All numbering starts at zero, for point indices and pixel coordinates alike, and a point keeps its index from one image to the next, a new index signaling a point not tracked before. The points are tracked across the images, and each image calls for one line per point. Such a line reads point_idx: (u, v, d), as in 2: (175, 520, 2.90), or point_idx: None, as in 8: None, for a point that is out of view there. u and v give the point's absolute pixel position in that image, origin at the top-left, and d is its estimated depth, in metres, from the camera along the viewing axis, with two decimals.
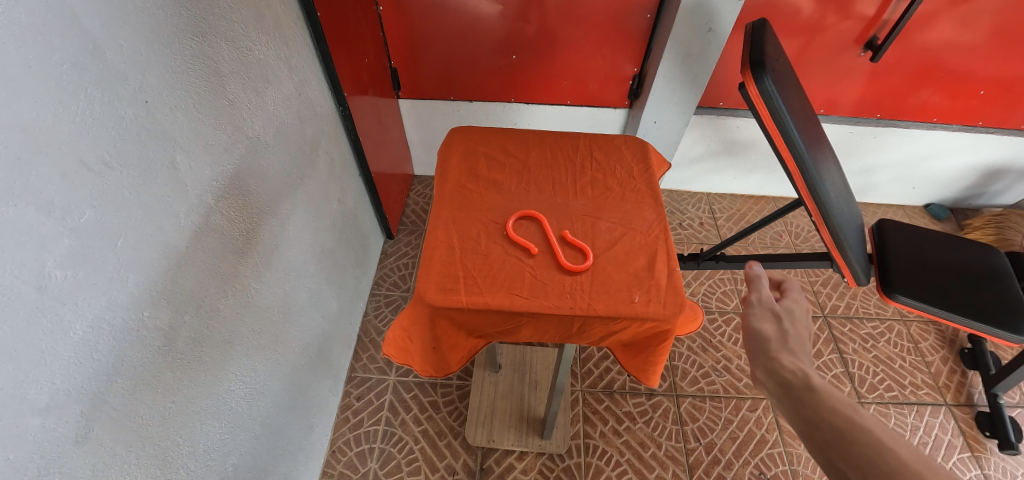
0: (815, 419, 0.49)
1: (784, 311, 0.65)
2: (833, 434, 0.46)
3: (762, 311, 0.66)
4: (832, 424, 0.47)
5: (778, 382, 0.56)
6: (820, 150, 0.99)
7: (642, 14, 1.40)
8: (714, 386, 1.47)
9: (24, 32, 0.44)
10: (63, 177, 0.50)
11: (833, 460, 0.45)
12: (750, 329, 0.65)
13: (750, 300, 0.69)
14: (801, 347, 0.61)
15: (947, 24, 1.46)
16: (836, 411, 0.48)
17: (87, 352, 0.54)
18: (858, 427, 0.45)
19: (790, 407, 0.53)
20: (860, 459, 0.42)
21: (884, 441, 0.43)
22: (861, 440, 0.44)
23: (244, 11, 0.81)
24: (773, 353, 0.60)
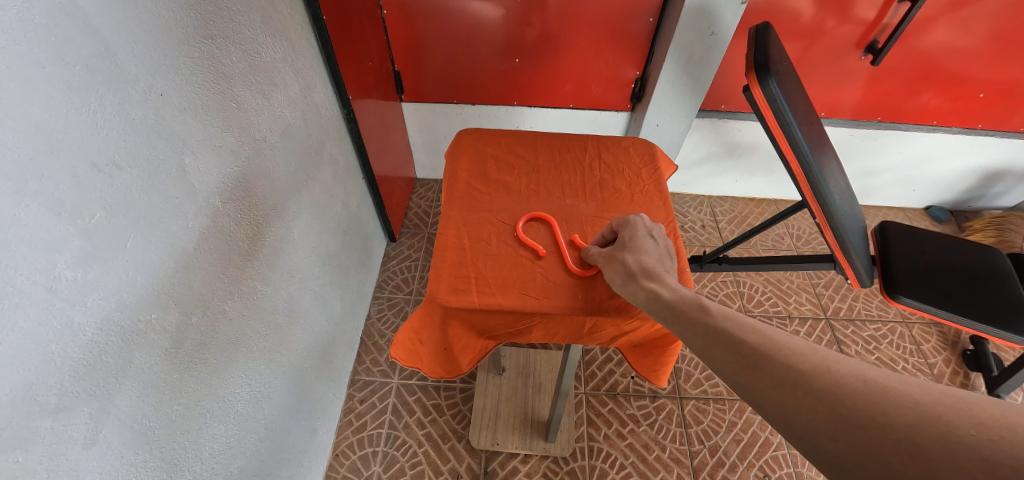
0: (713, 334, 0.51)
1: (649, 246, 0.70)
2: (732, 342, 0.48)
3: (635, 249, 0.70)
4: (729, 335, 0.49)
5: (668, 307, 0.59)
6: (825, 152, 1.00)
7: (644, 18, 1.41)
8: (718, 389, 1.46)
9: (34, 33, 0.45)
10: (73, 178, 0.50)
11: (732, 363, 0.47)
12: (625, 266, 0.69)
13: (617, 242, 0.73)
14: (667, 273, 0.66)
15: (947, 27, 1.47)
16: (729, 324, 0.51)
17: (95, 354, 0.54)
18: (752, 333, 0.48)
19: (689, 328, 0.55)
20: (760, 357, 0.45)
21: (776, 338, 0.46)
22: (755, 342, 0.47)
23: (252, 14, 0.82)
24: (654, 285, 0.63)
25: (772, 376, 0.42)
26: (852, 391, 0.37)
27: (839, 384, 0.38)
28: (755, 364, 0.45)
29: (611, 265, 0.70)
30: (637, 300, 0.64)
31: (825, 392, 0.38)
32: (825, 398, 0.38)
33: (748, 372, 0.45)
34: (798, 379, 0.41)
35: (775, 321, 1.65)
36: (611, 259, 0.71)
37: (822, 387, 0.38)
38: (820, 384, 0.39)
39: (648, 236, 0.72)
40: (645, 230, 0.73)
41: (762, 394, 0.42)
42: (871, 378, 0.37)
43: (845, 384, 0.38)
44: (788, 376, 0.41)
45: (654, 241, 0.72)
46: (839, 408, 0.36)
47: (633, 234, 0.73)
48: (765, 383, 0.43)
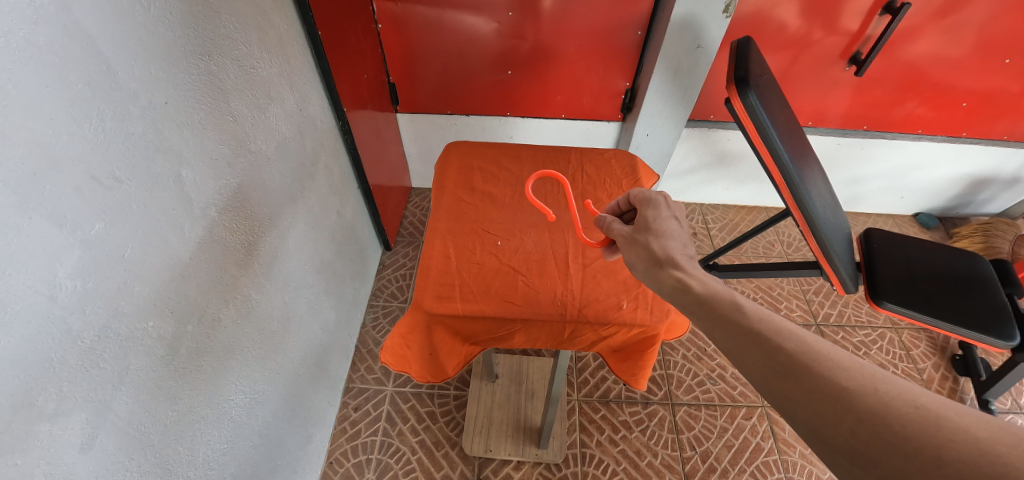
0: (744, 333, 0.50)
1: (673, 228, 0.67)
2: (766, 345, 0.47)
3: (659, 231, 0.67)
4: (763, 337, 0.48)
5: (695, 298, 0.57)
6: (804, 163, 1.02)
7: (633, 31, 1.45)
8: (710, 395, 1.48)
9: (38, 53, 0.47)
10: (75, 191, 0.52)
11: (767, 367, 0.46)
12: (647, 249, 0.66)
13: (638, 222, 0.70)
14: (691, 259, 0.64)
15: (928, 39, 1.51)
16: (763, 323, 0.50)
17: (93, 361, 0.55)
18: (790, 337, 0.47)
19: (715, 321, 0.53)
20: (799, 365, 0.44)
21: (817, 346, 0.45)
22: (794, 348, 0.46)
23: (249, 30, 0.84)
24: (681, 274, 0.60)
25: (811, 387, 0.42)
26: (902, 417, 0.37)
27: (888, 408, 0.38)
28: (793, 372, 0.44)
29: (632, 248, 0.68)
30: (660, 288, 0.62)
31: (870, 414, 0.38)
32: (872, 420, 0.38)
33: (784, 378, 0.44)
34: (842, 395, 0.41)
35: None
36: (633, 241, 0.68)
37: (869, 408, 0.39)
38: (867, 404, 0.39)
39: (673, 218, 0.69)
40: (669, 210, 0.70)
41: (798, 404, 0.42)
42: (922, 406, 0.38)
43: (894, 408, 0.38)
44: (831, 391, 0.41)
45: (678, 221, 0.69)
46: (886, 434, 0.37)
47: (656, 213, 0.69)
48: (802, 393, 0.43)
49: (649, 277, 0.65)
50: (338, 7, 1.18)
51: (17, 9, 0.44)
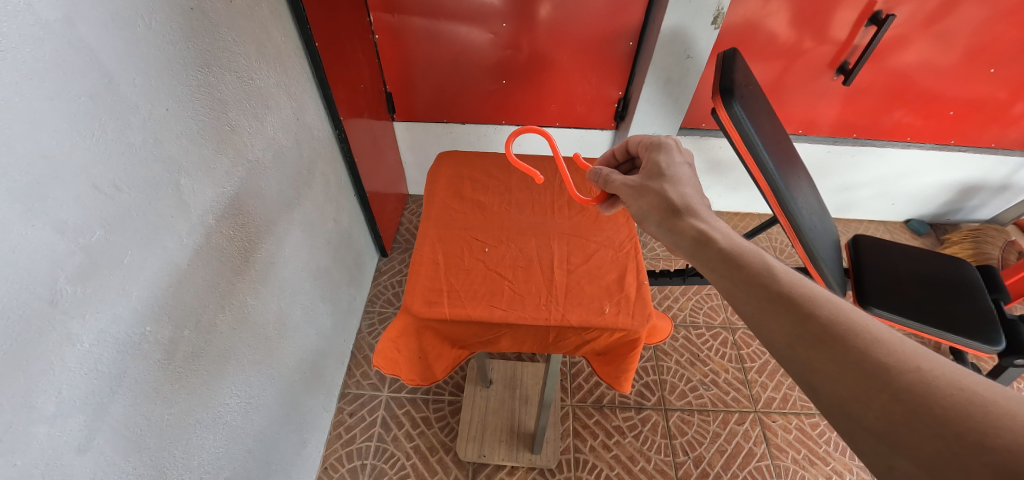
0: (774, 298, 0.52)
1: (685, 176, 0.73)
2: (799, 313, 0.49)
3: (672, 180, 0.73)
4: (796, 304, 0.50)
5: (718, 253, 0.61)
6: (790, 171, 1.05)
7: (625, 41, 1.48)
8: (702, 400, 1.49)
9: (43, 68, 0.49)
10: (76, 199, 0.54)
11: (798, 336, 0.48)
12: (663, 199, 0.71)
13: (651, 170, 0.76)
14: (705, 208, 0.69)
15: (914, 49, 1.54)
16: (794, 290, 0.52)
17: (92, 365, 0.57)
18: (824, 306, 0.49)
19: (743, 283, 0.56)
20: (833, 336, 0.46)
21: (852, 319, 0.47)
22: (827, 319, 0.48)
23: (247, 43, 0.87)
24: (703, 226, 0.65)
25: (845, 360, 0.44)
26: (943, 396, 0.39)
27: (928, 387, 0.40)
28: (827, 342, 0.46)
29: (648, 196, 0.73)
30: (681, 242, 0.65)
31: (908, 392, 0.40)
32: (909, 397, 0.40)
33: (815, 348, 0.46)
34: (878, 371, 0.42)
35: None
36: (647, 190, 0.73)
37: (908, 386, 0.40)
38: (904, 382, 0.41)
39: (684, 164, 0.76)
40: (678, 160, 0.77)
41: (829, 376, 0.45)
42: (966, 388, 0.39)
43: (936, 388, 0.39)
44: (866, 365, 0.43)
45: (688, 167, 0.76)
46: (924, 413, 0.38)
47: (668, 162, 0.76)
48: (834, 365, 0.44)
49: (667, 231, 0.69)
50: (335, 18, 1.21)
51: (24, 27, 0.47)
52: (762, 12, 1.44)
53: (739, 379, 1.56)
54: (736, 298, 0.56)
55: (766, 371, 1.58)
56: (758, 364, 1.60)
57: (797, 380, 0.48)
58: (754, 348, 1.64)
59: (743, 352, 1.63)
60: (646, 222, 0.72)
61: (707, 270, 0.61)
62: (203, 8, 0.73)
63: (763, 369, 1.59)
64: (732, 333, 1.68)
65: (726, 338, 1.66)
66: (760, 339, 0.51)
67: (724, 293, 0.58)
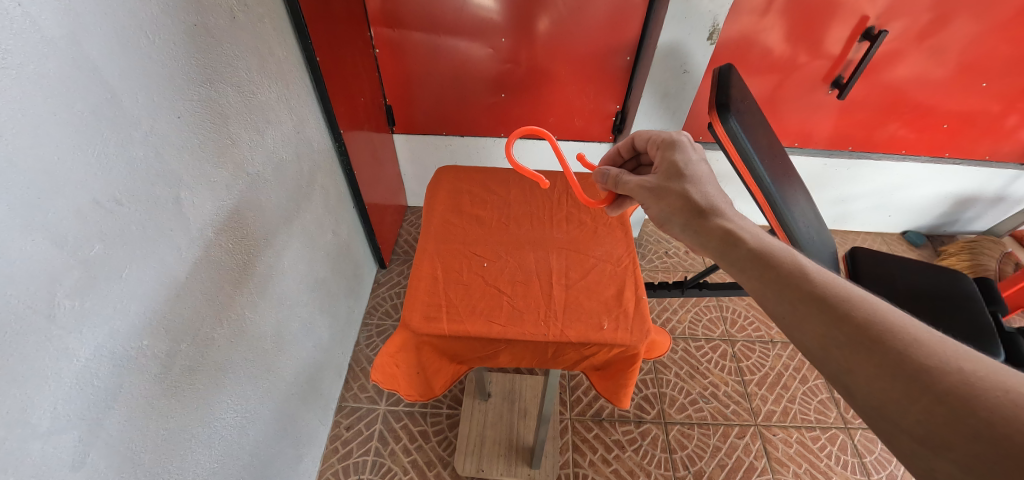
0: (807, 299, 0.53)
1: (703, 174, 0.74)
2: (835, 313, 0.51)
3: (691, 178, 0.74)
4: (831, 306, 0.52)
5: (747, 253, 0.62)
6: (787, 184, 1.05)
7: (622, 56, 1.50)
8: (702, 413, 1.48)
9: (45, 83, 0.49)
10: (76, 214, 0.54)
11: (835, 338, 0.50)
12: (686, 199, 0.71)
13: (669, 170, 0.76)
14: (727, 206, 0.70)
15: (907, 64, 1.56)
16: (828, 291, 0.53)
17: (88, 379, 0.57)
18: (860, 307, 0.51)
19: (775, 284, 0.57)
20: (871, 338, 0.48)
21: (889, 319, 0.49)
22: (864, 320, 0.49)
23: (250, 58, 0.88)
24: (730, 226, 0.66)
25: (884, 363, 0.46)
26: (988, 398, 0.40)
27: (970, 389, 0.41)
28: (865, 344, 0.47)
29: (669, 197, 0.74)
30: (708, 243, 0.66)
31: (950, 395, 0.42)
32: (952, 400, 0.41)
33: (853, 350, 0.48)
34: (919, 373, 0.44)
35: (757, 346, 1.68)
36: (668, 190, 0.74)
37: (949, 389, 0.42)
38: (945, 385, 0.42)
39: (701, 161, 0.77)
40: (693, 157, 0.77)
41: (867, 379, 0.46)
42: (1011, 390, 0.40)
43: (979, 391, 0.41)
44: (906, 367, 0.45)
45: (705, 162, 0.77)
46: (967, 415, 0.40)
47: (685, 160, 0.77)
48: (872, 368, 0.46)
49: (692, 232, 0.70)
50: (336, 33, 1.22)
51: (28, 44, 0.47)
52: (757, 27, 1.46)
53: (738, 391, 1.55)
54: (767, 299, 0.57)
55: (766, 384, 1.57)
56: (758, 377, 1.59)
57: (833, 381, 0.50)
58: (753, 360, 1.64)
59: (742, 365, 1.62)
60: (669, 223, 0.74)
61: (736, 270, 0.63)
62: (206, 25, 0.74)
63: (762, 381, 1.58)
64: (731, 346, 1.67)
65: (725, 350, 1.66)
66: (795, 341, 0.53)
67: (755, 294, 0.60)
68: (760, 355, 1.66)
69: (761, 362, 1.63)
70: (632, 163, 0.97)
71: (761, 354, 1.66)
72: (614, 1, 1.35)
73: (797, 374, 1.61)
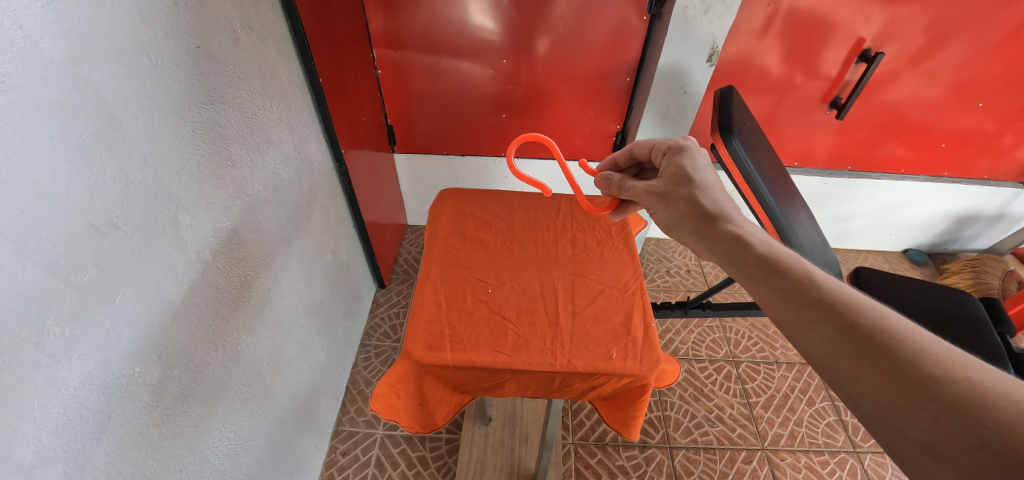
0: (814, 305, 0.52)
1: (711, 180, 0.73)
2: (841, 320, 0.50)
3: (700, 184, 0.73)
4: (837, 312, 0.50)
5: (754, 258, 0.61)
6: (791, 206, 1.05)
7: (622, 77, 1.51)
8: (708, 437, 1.45)
9: (43, 106, 0.48)
10: (71, 237, 0.53)
11: (840, 344, 0.48)
12: (695, 205, 0.71)
13: (676, 175, 0.75)
14: (735, 211, 0.69)
15: (905, 84, 1.58)
16: (835, 297, 0.52)
17: (77, 408, 0.55)
18: (867, 315, 0.49)
19: (781, 290, 0.56)
20: (877, 346, 0.46)
21: (896, 327, 0.47)
22: (871, 328, 0.48)
23: (253, 79, 0.88)
24: (737, 230, 0.65)
25: (889, 370, 0.45)
26: (994, 408, 0.39)
27: (977, 399, 0.40)
28: (871, 351, 0.46)
29: (677, 202, 0.73)
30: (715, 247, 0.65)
31: (957, 404, 0.40)
32: (958, 409, 0.40)
33: (858, 357, 0.47)
34: (925, 382, 0.43)
35: (762, 367, 1.65)
36: (676, 195, 0.73)
37: (955, 398, 0.40)
38: (952, 394, 0.41)
39: (709, 167, 0.76)
40: (701, 163, 0.77)
41: (871, 386, 0.45)
42: (1019, 400, 0.38)
43: (987, 400, 0.39)
44: (911, 375, 0.43)
45: (712, 169, 0.76)
46: (973, 425, 0.39)
47: (692, 165, 0.76)
48: (877, 375, 0.45)
49: (700, 237, 0.69)
50: (339, 55, 1.23)
51: (28, 67, 0.47)
52: (755, 49, 1.48)
53: (744, 414, 1.51)
54: (772, 304, 0.56)
55: (772, 406, 1.54)
56: (763, 399, 1.56)
57: (837, 388, 0.49)
58: (758, 382, 1.61)
59: (747, 386, 1.59)
60: (677, 229, 0.72)
61: (742, 275, 0.62)
62: (210, 47, 0.74)
63: (768, 404, 1.55)
64: (736, 367, 1.64)
65: (730, 371, 1.63)
66: (799, 347, 0.52)
67: (760, 299, 0.58)
68: (765, 376, 1.63)
69: (766, 384, 1.60)
70: (635, 169, 0.96)
71: (766, 375, 1.63)
72: (614, 24, 1.37)
73: (803, 396, 1.58)
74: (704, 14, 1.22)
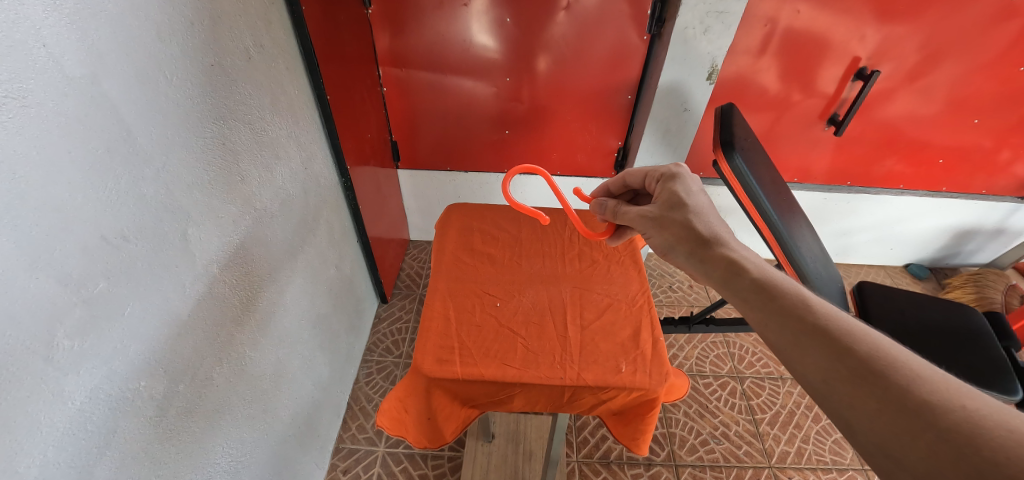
0: (810, 331, 0.53)
1: (704, 205, 0.75)
2: (836, 346, 0.50)
3: (693, 209, 0.74)
4: (833, 338, 0.51)
5: (750, 284, 0.61)
6: (793, 221, 1.06)
7: (623, 95, 1.54)
8: (713, 455, 1.43)
9: (62, 120, 0.49)
10: (82, 251, 0.53)
11: (836, 371, 0.49)
12: (689, 230, 0.71)
13: (669, 201, 0.76)
14: (729, 236, 0.70)
15: (901, 101, 1.60)
16: (831, 323, 0.53)
17: (81, 423, 0.54)
18: (862, 341, 0.50)
19: (777, 316, 0.56)
20: (873, 373, 0.47)
21: (891, 354, 0.48)
22: (866, 355, 0.48)
23: (263, 96, 0.90)
24: (732, 255, 0.66)
25: (885, 397, 0.45)
26: (990, 437, 0.39)
27: (973, 427, 0.40)
28: (867, 378, 0.47)
29: (671, 227, 0.73)
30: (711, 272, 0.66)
31: (953, 432, 0.40)
32: (954, 438, 0.40)
33: (854, 384, 0.47)
34: (921, 410, 0.43)
35: (767, 383, 1.64)
36: (671, 220, 0.74)
37: (952, 427, 0.40)
38: (947, 423, 0.41)
39: (701, 193, 0.77)
40: (693, 188, 0.78)
41: (868, 413, 0.45)
42: (1015, 429, 0.38)
43: (982, 429, 0.39)
44: (907, 402, 0.44)
45: (705, 195, 0.77)
46: (970, 454, 0.38)
47: (685, 191, 0.77)
48: (873, 403, 0.45)
49: (696, 261, 0.69)
50: (346, 72, 1.25)
51: (49, 83, 0.48)
52: (753, 67, 1.51)
53: (750, 431, 1.50)
54: (768, 330, 0.56)
55: (778, 423, 1.52)
56: (769, 416, 1.54)
57: (834, 416, 0.49)
58: (763, 398, 1.59)
59: (752, 402, 1.58)
60: (672, 253, 0.73)
61: (738, 299, 0.62)
62: (223, 65, 0.76)
63: (774, 420, 1.53)
64: (740, 383, 1.63)
65: (734, 387, 1.62)
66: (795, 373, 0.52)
67: (756, 325, 0.59)
68: (770, 392, 1.61)
69: (772, 400, 1.59)
70: (628, 195, 0.97)
71: (771, 391, 1.62)
72: (614, 43, 1.40)
73: (809, 412, 1.56)
74: (703, 33, 1.25)
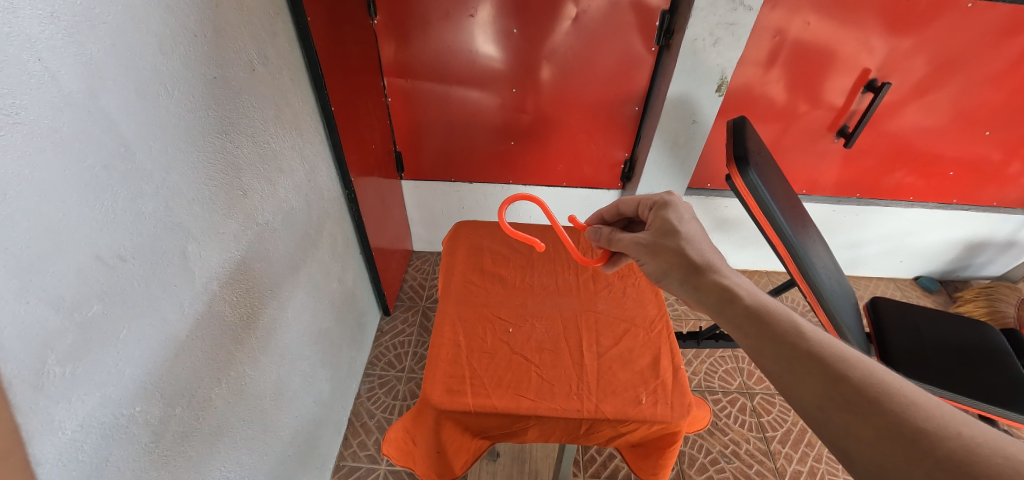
0: (803, 357, 0.50)
1: (696, 232, 0.72)
2: (831, 373, 0.48)
3: (686, 236, 0.71)
4: (827, 364, 0.49)
5: (744, 310, 0.59)
6: (807, 237, 1.03)
7: (630, 106, 1.52)
8: (724, 474, 1.39)
9: (58, 136, 0.47)
10: (78, 272, 0.51)
11: (831, 399, 0.46)
12: (682, 256, 0.68)
13: (661, 228, 0.74)
14: (722, 262, 0.67)
15: (911, 113, 1.59)
16: (824, 348, 0.50)
17: (72, 454, 0.51)
18: (855, 367, 0.48)
19: (770, 343, 0.53)
20: (869, 400, 0.45)
21: (886, 380, 0.46)
22: (861, 382, 0.46)
23: (266, 110, 0.88)
24: (726, 281, 0.63)
25: (881, 425, 0.43)
26: (989, 466, 0.37)
27: (970, 456, 0.38)
28: (863, 406, 0.45)
29: (665, 253, 0.70)
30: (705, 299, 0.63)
31: (951, 461, 0.39)
32: (953, 467, 0.38)
33: (850, 413, 0.45)
34: (918, 438, 0.41)
35: (778, 399, 1.60)
36: (663, 247, 0.71)
37: (949, 456, 0.39)
38: (944, 451, 0.39)
39: (693, 220, 0.74)
40: (685, 215, 0.75)
41: (865, 443, 0.43)
42: (1012, 458, 0.37)
43: (979, 457, 0.38)
44: (904, 430, 0.42)
45: (697, 222, 0.74)
46: None
47: (677, 218, 0.74)
48: (870, 432, 0.43)
49: (689, 288, 0.66)
50: (350, 83, 1.24)
51: (44, 98, 0.46)
52: (762, 79, 1.50)
53: (761, 450, 1.46)
54: (761, 357, 0.54)
55: (789, 441, 1.49)
56: (780, 433, 1.50)
57: (831, 445, 0.46)
58: (773, 415, 1.55)
59: (763, 420, 1.54)
60: (666, 279, 0.70)
61: (731, 326, 0.60)
62: (227, 77, 0.75)
63: (785, 438, 1.49)
64: (750, 399, 1.59)
65: (744, 404, 1.58)
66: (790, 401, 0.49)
67: (750, 351, 0.56)
68: (780, 409, 1.57)
69: (782, 418, 1.55)
70: (623, 222, 0.95)
71: (781, 408, 1.58)
72: (621, 54, 1.39)
73: None
74: (712, 45, 1.25)
